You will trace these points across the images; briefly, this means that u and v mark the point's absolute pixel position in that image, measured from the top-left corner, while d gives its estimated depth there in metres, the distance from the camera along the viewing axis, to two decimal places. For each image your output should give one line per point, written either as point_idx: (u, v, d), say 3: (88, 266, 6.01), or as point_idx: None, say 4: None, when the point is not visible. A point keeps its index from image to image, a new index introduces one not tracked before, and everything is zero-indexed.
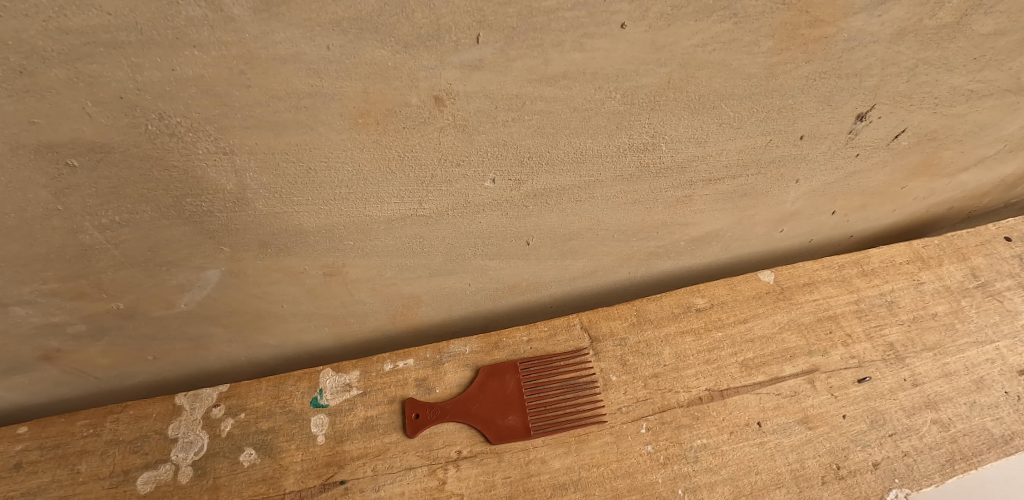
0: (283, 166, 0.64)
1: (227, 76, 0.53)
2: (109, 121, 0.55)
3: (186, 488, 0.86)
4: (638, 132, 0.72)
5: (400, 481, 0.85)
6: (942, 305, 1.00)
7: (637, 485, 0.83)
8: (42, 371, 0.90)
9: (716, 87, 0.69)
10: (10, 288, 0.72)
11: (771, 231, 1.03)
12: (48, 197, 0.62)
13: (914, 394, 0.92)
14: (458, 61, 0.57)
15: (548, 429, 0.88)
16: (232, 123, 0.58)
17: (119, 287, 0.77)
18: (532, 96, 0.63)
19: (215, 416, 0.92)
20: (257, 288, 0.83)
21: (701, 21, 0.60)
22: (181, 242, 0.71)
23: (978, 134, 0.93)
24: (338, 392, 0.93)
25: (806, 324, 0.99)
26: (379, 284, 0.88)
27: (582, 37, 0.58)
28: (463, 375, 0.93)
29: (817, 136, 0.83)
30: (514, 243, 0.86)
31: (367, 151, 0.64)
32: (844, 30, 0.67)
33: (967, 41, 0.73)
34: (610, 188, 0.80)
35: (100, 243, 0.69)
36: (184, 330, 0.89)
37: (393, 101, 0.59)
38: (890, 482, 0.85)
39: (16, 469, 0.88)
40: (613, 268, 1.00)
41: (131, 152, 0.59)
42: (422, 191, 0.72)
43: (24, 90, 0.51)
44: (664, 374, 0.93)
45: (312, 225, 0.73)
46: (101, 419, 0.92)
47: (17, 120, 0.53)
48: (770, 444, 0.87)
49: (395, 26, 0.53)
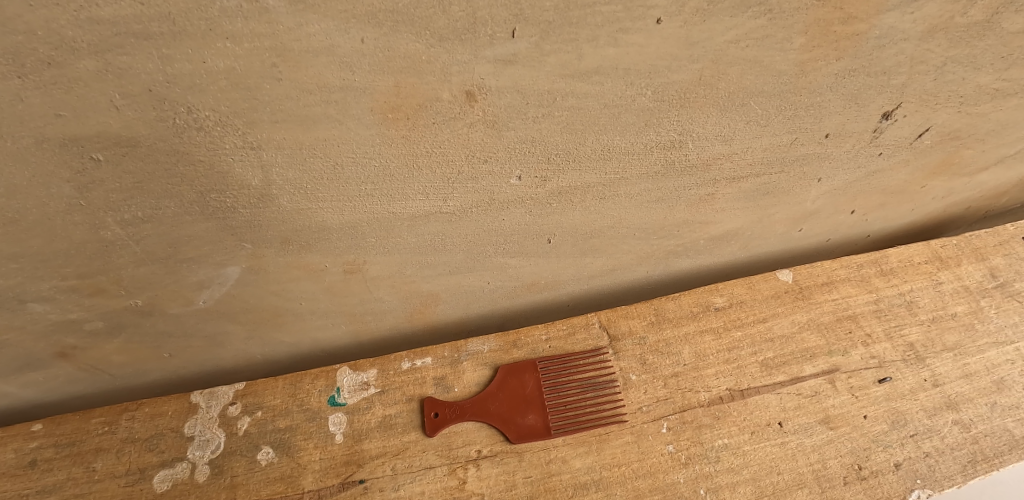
0: (309, 161, 0.63)
1: (258, 69, 0.52)
2: (137, 114, 0.54)
3: (204, 486, 0.85)
4: (666, 130, 0.71)
5: (420, 480, 0.84)
6: (961, 305, 1.00)
7: (659, 485, 0.83)
8: (58, 368, 0.89)
9: (746, 84, 0.68)
10: (29, 284, 0.71)
11: (791, 230, 1.02)
12: (71, 192, 0.61)
13: (935, 394, 0.92)
14: (492, 55, 0.57)
15: (568, 428, 0.87)
16: (260, 118, 0.57)
17: (139, 283, 0.76)
18: (563, 92, 0.63)
19: (231, 414, 0.91)
20: (276, 285, 0.82)
21: (736, 17, 0.59)
22: (202, 238, 0.70)
23: (1001, 134, 0.92)
24: (355, 390, 0.92)
25: (826, 324, 0.98)
26: (398, 282, 0.87)
27: (617, 32, 0.58)
28: (482, 373, 0.93)
29: (843, 135, 0.82)
30: (535, 241, 0.85)
31: (394, 147, 0.63)
32: (876, 27, 0.66)
33: (996, 39, 0.72)
34: (635, 186, 0.79)
35: (121, 239, 0.68)
36: (201, 327, 0.88)
37: (424, 95, 0.59)
38: (912, 483, 0.85)
39: (31, 467, 0.87)
40: (631, 267, 0.99)
41: (157, 146, 0.58)
42: (448, 188, 0.71)
43: (52, 82, 0.50)
44: (684, 373, 0.93)
45: (335, 222, 0.72)
46: (116, 417, 0.91)
47: (44, 113, 0.52)
48: (792, 444, 0.87)
49: (431, 19, 0.52)
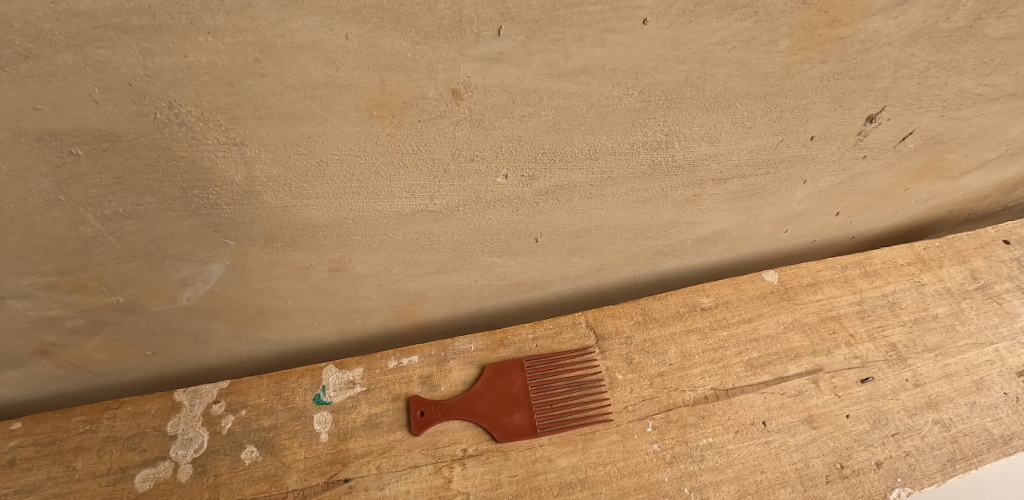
0: (294, 158, 0.62)
1: (241, 65, 0.52)
2: (117, 109, 0.53)
3: (186, 486, 0.84)
4: (653, 130, 0.72)
5: (405, 479, 0.84)
6: (943, 307, 1.01)
7: (644, 484, 0.83)
8: (38, 366, 0.88)
9: (733, 86, 0.69)
10: (7, 280, 0.70)
11: (776, 231, 1.03)
12: (50, 187, 0.60)
13: (916, 394, 0.93)
14: (478, 54, 0.56)
15: (554, 427, 0.87)
16: (243, 113, 0.56)
17: (120, 280, 0.75)
18: (550, 91, 0.63)
19: (215, 413, 0.90)
20: (261, 283, 0.81)
21: (722, 18, 0.60)
22: (185, 235, 0.70)
23: (983, 137, 0.93)
24: (341, 389, 0.92)
25: (810, 324, 0.99)
26: (385, 280, 0.87)
27: (603, 32, 0.58)
28: (468, 372, 0.93)
29: (828, 137, 0.83)
30: (523, 240, 0.85)
31: (380, 145, 0.63)
32: (861, 31, 0.66)
33: (978, 45, 0.73)
34: (623, 186, 0.80)
35: (102, 236, 0.67)
36: (184, 325, 0.87)
37: (410, 93, 0.58)
38: (892, 481, 0.86)
39: (9, 466, 0.86)
40: (618, 267, 1.00)
41: (138, 141, 0.57)
42: (435, 186, 0.71)
43: (28, 75, 0.49)
44: (670, 373, 0.93)
45: (321, 219, 0.72)
46: (97, 415, 0.90)
47: (20, 107, 0.51)
48: (775, 443, 0.88)
49: (416, 16, 0.51)
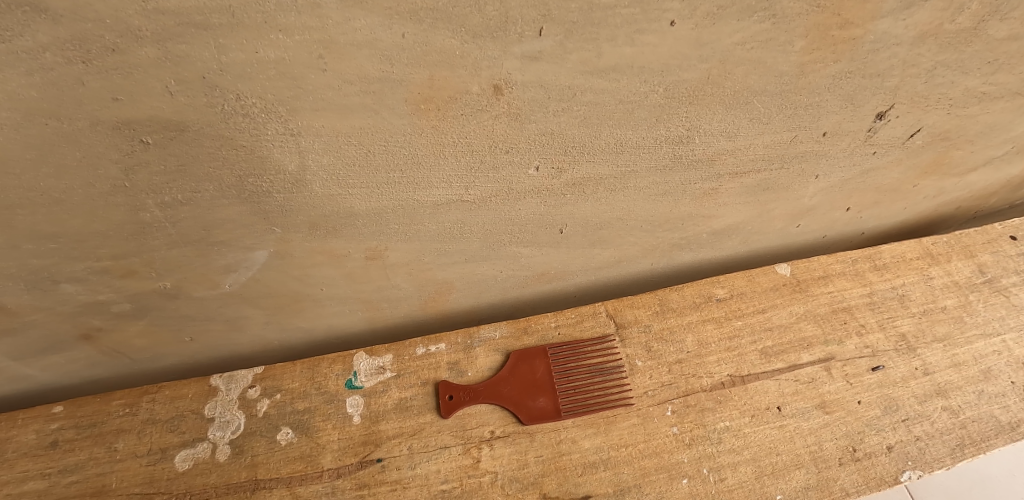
0: (344, 148, 0.67)
1: (305, 60, 0.56)
2: (187, 100, 0.58)
3: (225, 465, 0.88)
4: (676, 125, 0.76)
5: (435, 459, 0.88)
6: (951, 299, 1.05)
7: (664, 465, 0.87)
8: (81, 351, 0.92)
9: (750, 83, 0.73)
10: (64, 265, 0.74)
11: (788, 226, 1.07)
12: (116, 174, 0.64)
13: (925, 382, 0.96)
14: (519, 52, 0.61)
15: (577, 411, 0.91)
16: (303, 105, 0.61)
17: (169, 266, 0.79)
18: (581, 88, 0.67)
19: (251, 396, 0.94)
20: (300, 271, 0.86)
21: (743, 20, 0.64)
22: (234, 222, 0.74)
23: (989, 135, 0.97)
24: (371, 374, 0.96)
25: (821, 315, 1.03)
26: (415, 269, 0.91)
27: (634, 32, 0.62)
28: (494, 359, 0.96)
29: (839, 133, 0.87)
30: (548, 230, 0.89)
31: (424, 137, 0.67)
32: (871, 32, 0.70)
33: (983, 45, 0.77)
34: (645, 179, 0.84)
35: (158, 221, 0.72)
36: (222, 311, 0.91)
37: (455, 88, 0.63)
38: (903, 464, 0.89)
39: (52, 447, 0.90)
40: (636, 259, 1.04)
41: (203, 131, 0.61)
42: (470, 177, 0.75)
43: (112, 67, 0.53)
44: (687, 360, 0.97)
45: (362, 208, 0.76)
46: (136, 399, 0.94)
47: (100, 97, 0.56)
48: (790, 427, 0.91)
49: (466, 17, 0.56)
